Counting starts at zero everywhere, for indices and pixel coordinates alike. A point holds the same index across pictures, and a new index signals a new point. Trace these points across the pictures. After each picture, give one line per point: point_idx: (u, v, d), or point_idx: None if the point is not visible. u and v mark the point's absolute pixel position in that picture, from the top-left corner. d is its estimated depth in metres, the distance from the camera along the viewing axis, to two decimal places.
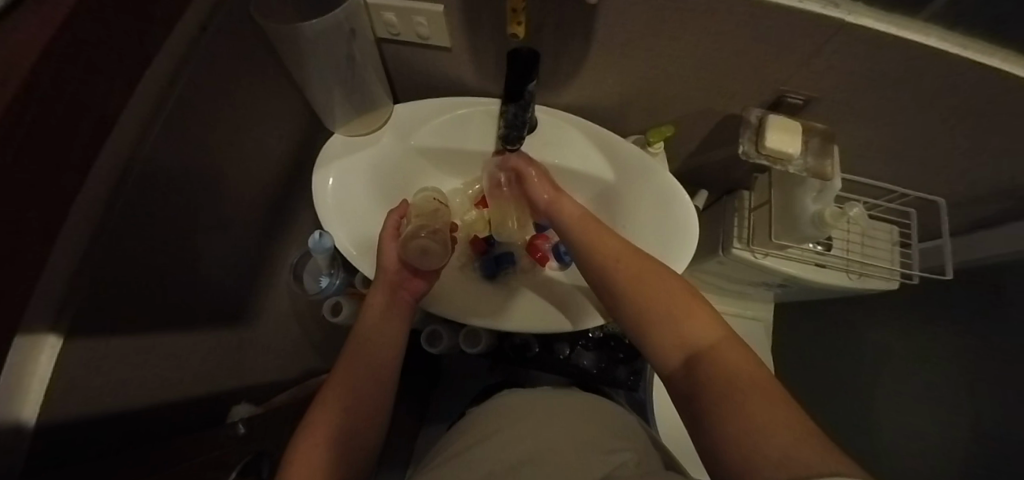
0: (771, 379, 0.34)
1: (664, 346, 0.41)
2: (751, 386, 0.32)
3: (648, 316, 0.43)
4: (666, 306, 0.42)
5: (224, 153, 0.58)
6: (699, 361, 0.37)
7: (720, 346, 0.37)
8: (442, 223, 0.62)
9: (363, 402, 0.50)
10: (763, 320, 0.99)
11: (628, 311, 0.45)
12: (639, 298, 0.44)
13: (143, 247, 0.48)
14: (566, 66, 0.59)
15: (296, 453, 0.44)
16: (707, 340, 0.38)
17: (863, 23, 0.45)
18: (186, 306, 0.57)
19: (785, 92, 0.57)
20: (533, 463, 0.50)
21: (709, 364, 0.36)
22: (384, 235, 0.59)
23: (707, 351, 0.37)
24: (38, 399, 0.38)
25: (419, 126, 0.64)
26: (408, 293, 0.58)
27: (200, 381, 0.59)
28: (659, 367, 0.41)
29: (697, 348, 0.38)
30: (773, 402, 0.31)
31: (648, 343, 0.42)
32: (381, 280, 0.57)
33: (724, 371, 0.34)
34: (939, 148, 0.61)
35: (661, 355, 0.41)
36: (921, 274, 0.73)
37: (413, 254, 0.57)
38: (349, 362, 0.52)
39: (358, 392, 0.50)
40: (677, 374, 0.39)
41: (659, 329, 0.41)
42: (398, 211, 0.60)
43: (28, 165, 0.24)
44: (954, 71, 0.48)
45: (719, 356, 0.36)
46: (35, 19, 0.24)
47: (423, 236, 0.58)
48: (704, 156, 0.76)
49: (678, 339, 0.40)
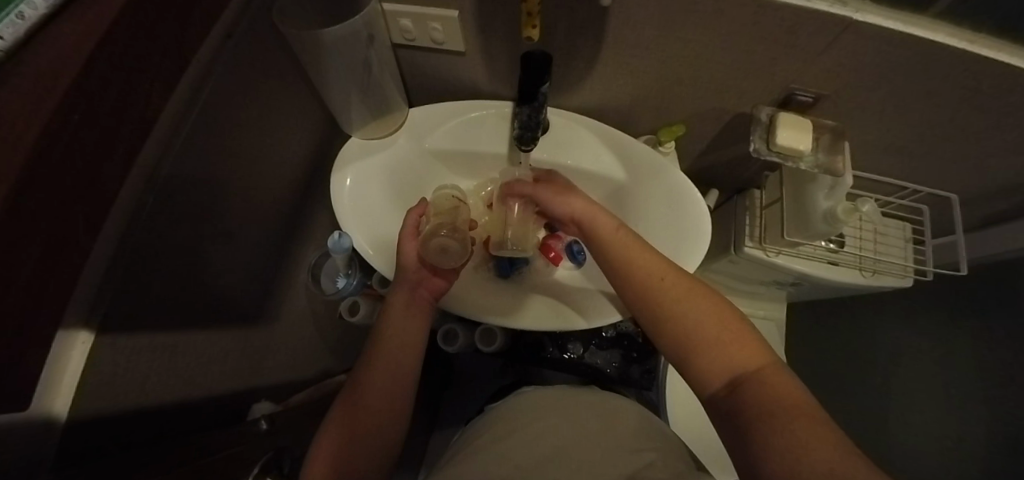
0: (814, 404, 0.37)
1: (709, 366, 0.42)
2: (801, 415, 0.35)
3: (692, 334, 0.44)
4: (705, 324, 0.44)
5: (247, 158, 0.60)
6: (744, 385, 0.39)
7: (765, 370, 0.40)
8: (460, 221, 0.63)
9: (383, 402, 0.52)
10: (776, 320, 0.98)
11: (664, 324, 0.46)
12: (676, 314, 0.45)
13: (173, 250, 0.49)
14: (578, 68, 0.60)
15: (317, 452, 0.48)
16: (753, 365, 0.41)
17: (870, 20, 0.46)
18: (213, 308, 0.58)
19: (794, 90, 0.57)
20: (555, 463, 0.52)
21: (756, 388, 0.38)
22: (403, 234, 0.60)
23: (753, 376, 0.39)
24: (70, 394, 0.41)
25: (434, 129, 0.65)
26: (428, 292, 0.59)
27: (224, 379, 0.60)
28: (700, 384, 0.43)
29: (742, 371, 0.40)
30: (819, 425, 0.34)
31: (689, 360, 0.44)
32: (402, 280, 0.58)
33: (772, 397, 0.37)
34: (949, 144, 0.62)
35: (704, 373, 0.42)
36: (935, 270, 0.73)
37: (434, 253, 0.58)
38: (371, 365, 0.53)
39: (378, 392, 0.51)
40: (719, 395, 0.41)
41: (701, 350, 0.43)
42: (417, 210, 0.61)
43: (78, 161, 0.25)
44: (963, 67, 0.49)
45: (766, 382, 0.38)
46: (81, 23, 0.25)
47: (444, 235, 0.58)
48: (714, 156, 0.77)
49: (722, 361, 0.41)
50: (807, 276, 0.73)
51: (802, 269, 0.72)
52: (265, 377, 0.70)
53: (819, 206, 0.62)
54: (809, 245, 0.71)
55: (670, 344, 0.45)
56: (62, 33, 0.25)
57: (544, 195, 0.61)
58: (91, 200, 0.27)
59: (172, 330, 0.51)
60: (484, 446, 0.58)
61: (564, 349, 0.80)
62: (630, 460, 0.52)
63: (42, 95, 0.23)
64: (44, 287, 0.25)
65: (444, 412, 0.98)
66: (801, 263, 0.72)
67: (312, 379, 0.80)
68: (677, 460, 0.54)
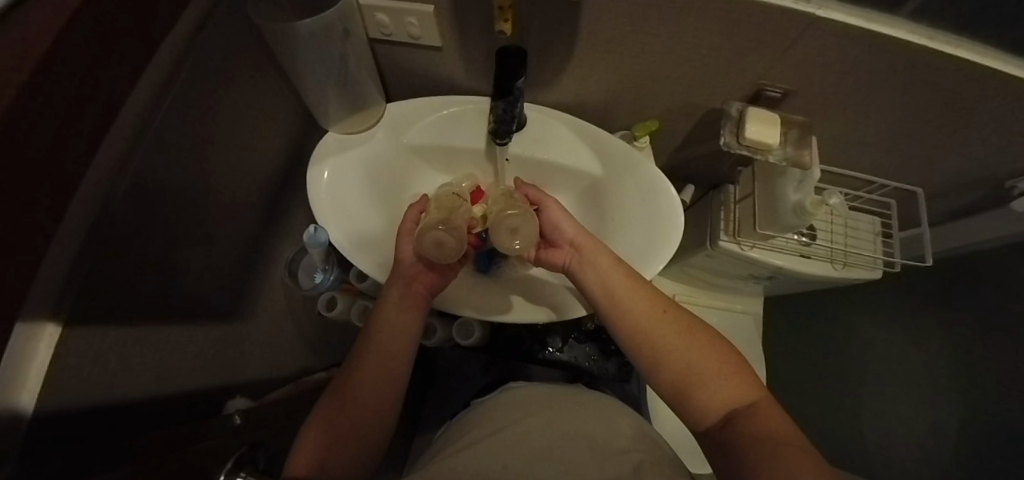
0: (797, 433, 0.40)
1: (705, 402, 0.45)
2: (782, 445, 0.38)
3: (690, 371, 0.46)
4: (705, 365, 0.46)
5: (221, 149, 0.59)
6: (738, 419, 0.43)
7: (758, 404, 0.43)
8: (458, 219, 0.60)
9: (373, 397, 0.52)
10: (754, 313, 1.00)
11: (664, 361, 0.48)
12: (673, 354, 0.48)
13: (139, 238, 0.48)
14: (553, 63, 0.61)
15: (298, 451, 0.47)
16: (747, 399, 0.44)
17: (833, 17, 0.47)
18: (184, 304, 0.57)
19: (763, 86, 0.59)
20: (542, 461, 0.51)
21: (749, 421, 0.42)
22: (403, 228, 0.61)
23: (747, 411, 0.43)
24: (36, 387, 0.39)
25: (411, 124, 0.66)
26: (423, 288, 0.59)
27: (197, 375, 0.59)
28: (696, 419, 0.46)
29: (737, 406, 0.44)
30: (804, 452, 0.38)
31: (687, 398, 0.46)
32: (397, 274, 0.58)
33: (760, 431, 0.40)
34: (915, 139, 0.64)
35: (699, 411, 0.45)
36: (903, 261, 0.75)
37: (429, 248, 0.55)
38: (364, 359, 0.53)
39: (367, 386, 0.52)
40: (714, 428, 0.44)
41: (699, 387, 0.45)
42: (417, 207, 0.62)
43: (45, 140, 0.25)
44: (926, 64, 0.51)
45: (758, 415, 0.42)
46: (46, 9, 0.26)
47: (441, 230, 0.55)
48: (689, 152, 0.78)
49: (719, 398, 0.45)
50: (781, 268, 0.75)
51: (775, 261, 0.74)
52: (243, 375, 0.69)
53: (788, 198, 0.64)
54: (781, 238, 0.73)
55: (669, 381, 0.47)
56: (23, 21, 0.25)
57: (552, 214, 0.61)
58: (55, 183, 0.27)
59: (142, 324, 0.50)
60: (465, 447, 0.57)
61: (546, 344, 0.82)
62: (618, 460, 0.51)
63: (5, 77, 0.23)
64: (7, 269, 0.24)
65: (428, 409, 0.98)
66: (774, 256, 0.74)
67: (291, 377, 0.79)
68: (663, 460, 0.54)
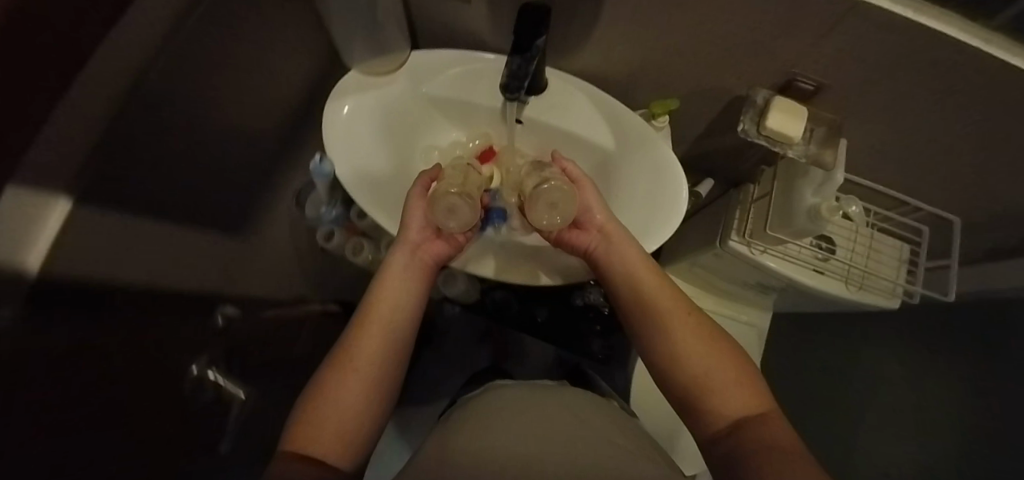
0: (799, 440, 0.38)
1: (713, 406, 0.43)
2: (788, 449, 0.36)
3: (705, 376, 0.44)
4: (722, 372, 0.44)
5: (231, 71, 0.61)
6: (748, 425, 0.40)
7: (767, 415, 0.41)
8: (473, 191, 0.59)
9: (381, 370, 0.46)
10: (756, 326, 0.97)
11: (679, 364, 0.46)
12: (693, 356, 0.46)
13: (145, 139, 0.50)
14: (577, 28, 0.59)
15: (305, 412, 0.42)
16: (756, 408, 0.42)
17: (880, 4, 0.41)
18: (177, 212, 0.60)
19: (796, 75, 0.55)
20: (550, 455, 0.36)
21: (759, 429, 0.39)
22: (412, 193, 0.57)
23: (755, 418, 0.40)
24: (43, 255, 0.42)
25: (431, 74, 0.66)
26: (430, 257, 0.56)
27: (186, 278, 0.63)
28: (703, 424, 0.43)
29: (748, 413, 0.41)
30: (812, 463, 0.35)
31: (701, 401, 0.44)
32: (402, 240, 0.54)
33: (772, 439, 0.37)
34: (961, 157, 0.59)
35: (710, 415, 0.43)
36: (922, 293, 0.71)
37: (442, 213, 0.54)
38: (364, 332, 0.47)
39: (371, 356, 0.46)
40: (721, 434, 0.41)
41: (711, 390, 0.43)
42: (430, 175, 0.58)
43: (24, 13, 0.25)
44: (984, 76, 0.45)
45: (764, 425, 0.39)
46: None
47: (455, 195, 0.55)
48: (712, 140, 0.75)
49: (728, 404, 0.42)
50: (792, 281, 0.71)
51: (787, 271, 0.69)
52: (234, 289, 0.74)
53: (804, 202, 0.60)
54: (794, 246, 0.70)
55: (682, 382, 0.46)
56: None
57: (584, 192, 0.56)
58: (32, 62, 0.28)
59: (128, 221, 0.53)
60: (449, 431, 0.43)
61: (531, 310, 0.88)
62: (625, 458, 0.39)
63: None
64: None
65: None
66: (785, 266, 0.70)
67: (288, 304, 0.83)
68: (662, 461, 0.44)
